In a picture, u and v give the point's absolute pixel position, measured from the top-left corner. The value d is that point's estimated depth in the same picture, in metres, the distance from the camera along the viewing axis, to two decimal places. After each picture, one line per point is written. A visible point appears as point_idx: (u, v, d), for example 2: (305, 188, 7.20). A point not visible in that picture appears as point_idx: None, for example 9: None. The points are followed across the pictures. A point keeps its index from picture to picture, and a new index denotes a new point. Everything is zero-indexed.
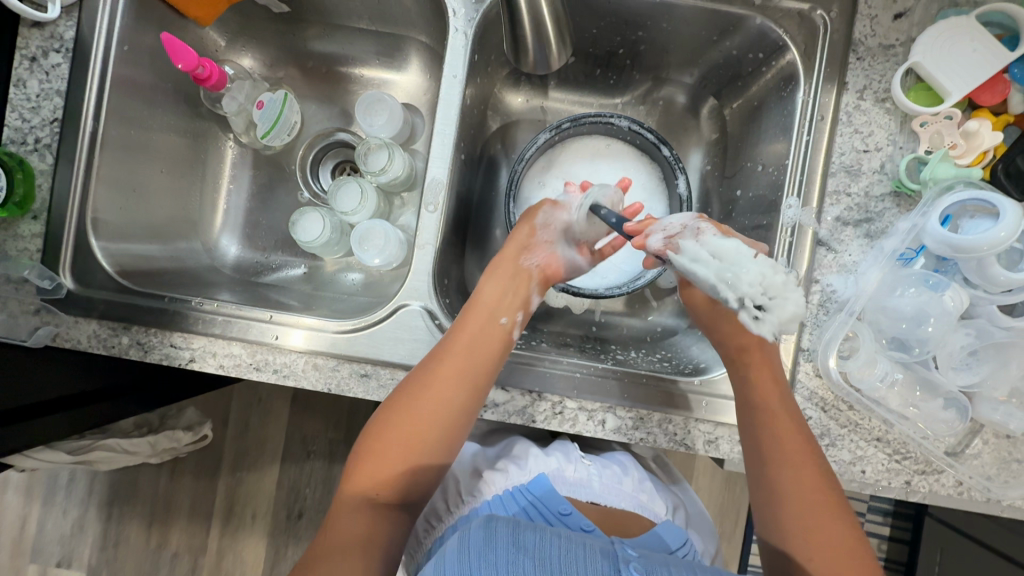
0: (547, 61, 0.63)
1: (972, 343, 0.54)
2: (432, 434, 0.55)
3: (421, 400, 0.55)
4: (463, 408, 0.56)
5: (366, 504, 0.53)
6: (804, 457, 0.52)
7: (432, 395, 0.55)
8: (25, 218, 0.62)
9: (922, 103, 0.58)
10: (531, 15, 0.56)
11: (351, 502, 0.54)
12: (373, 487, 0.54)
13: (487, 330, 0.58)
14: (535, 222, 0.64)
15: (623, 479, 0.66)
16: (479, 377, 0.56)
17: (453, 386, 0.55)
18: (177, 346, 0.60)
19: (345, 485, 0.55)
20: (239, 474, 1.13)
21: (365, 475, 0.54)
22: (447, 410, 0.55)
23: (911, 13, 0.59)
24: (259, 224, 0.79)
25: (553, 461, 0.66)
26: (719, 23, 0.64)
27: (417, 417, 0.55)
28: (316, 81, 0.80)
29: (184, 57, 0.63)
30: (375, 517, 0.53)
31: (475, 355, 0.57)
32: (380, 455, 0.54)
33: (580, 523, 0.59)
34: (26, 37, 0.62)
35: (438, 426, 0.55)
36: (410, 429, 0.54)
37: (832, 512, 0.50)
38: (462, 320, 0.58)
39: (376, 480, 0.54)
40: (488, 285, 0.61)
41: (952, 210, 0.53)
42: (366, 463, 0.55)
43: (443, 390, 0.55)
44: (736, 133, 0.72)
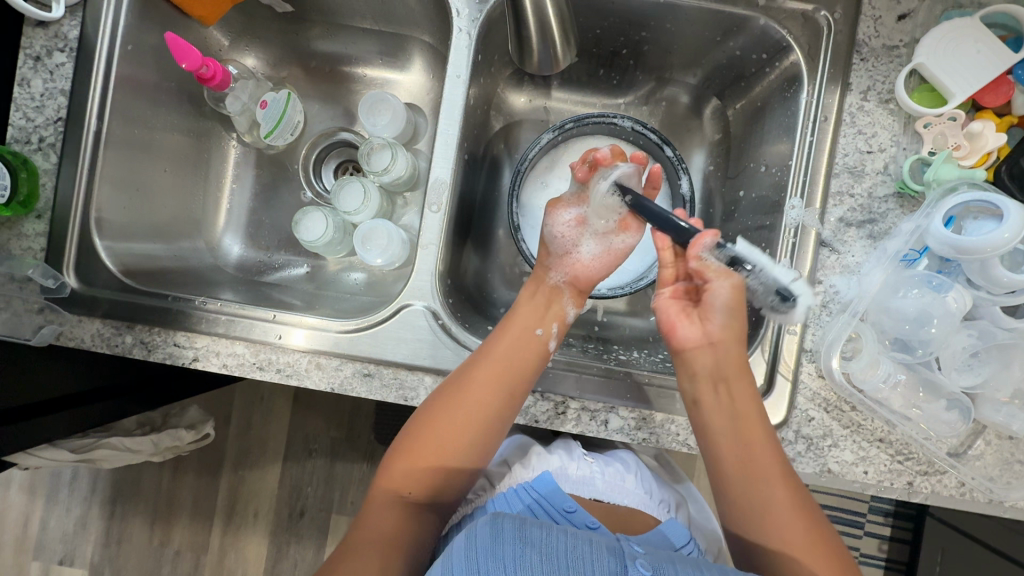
0: (551, 62, 0.62)
1: (975, 344, 0.54)
2: (466, 440, 0.57)
3: (458, 407, 0.56)
4: (498, 418, 0.57)
5: (395, 499, 0.56)
6: (769, 463, 0.53)
7: (466, 403, 0.56)
8: (29, 217, 0.62)
9: (926, 105, 0.58)
10: (537, 17, 0.56)
11: (382, 497, 0.56)
12: (404, 485, 0.56)
13: (522, 342, 0.59)
14: (555, 225, 0.64)
15: (625, 477, 0.66)
16: (514, 387, 0.57)
17: (488, 394, 0.56)
18: (180, 345, 0.60)
19: (379, 481, 0.57)
20: (241, 473, 1.13)
21: (399, 472, 0.57)
22: (482, 417, 0.56)
23: (915, 13, 0.59)
24: (262, 223, 0.79)
25: (555, 459, 0.66)
26: (723, 23, 0.64)
27: (454, 423, 0.56)
28: (319, 81, 0.80)
29: (188, 56, 0.63)
30: (401, 515, 0.55)
31: (511, 365, 0.58)
32: (414, 455, 0.57)
33: (585, 520, 0.59)
34: (30, 37, 0.62)
35: (473, 432, 0.57)
36: (444, 433, 0.56)
37: (799, 517, 0.51)
38: (501, 331, 0.60)
39: (407, 479, 0.56)
40: (524, 297, 0.63)
41: (956, 210, 0.53)
42: (400, 462, 0.57)
43: (478, 399, 0.56)
44: (739, 134, 0.72)
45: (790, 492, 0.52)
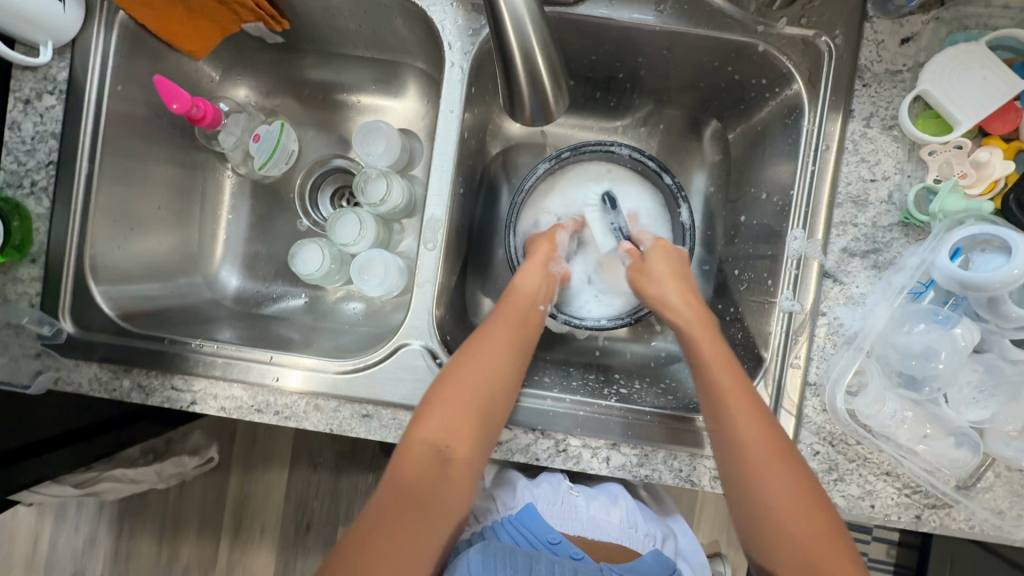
0: (545, 114, 0.51)
1: (982, 378, 0.53)
2: (494, 400, 0.56)
3: (481, 359, 0.58)
4: (514, 372, 0.59)
5: (434, 454, 0.53)
6: (761, 430, 0.52)
7: (492, 358, 0.58)
8: (24, 261, 0.61)
9: (930, 132, 0.56)
10: (527, 70, 0.46)
11: (420, 449, 0.53)
12: (444, 438, 0.54)
13: (530, 310, 0.63)
14: (554, 241, 0.68)
15: (611, 509, 0.66)
16: (528, 345, 0.62)
17: (506, 349, 0.59)
18: (178, 389, 0.60)
19: (414, 434, 0.54)
20: (246, 490, 1.13)
21: (434, 425, 0.54)
22: (506, 370, 0.58)
23: (918, 37, 0.57)
24: (259, 255, 0.78)
25: (541, 492, 0.67)
26: (721, 50, 0.62)
27: (482, 372, 0.57)
28: (313, 108, 0.79)
29: (178, 98, 0.63)
30: (444, 467, 0.53)
31: (524, 322, 0.62)
32: (450, 405, 0.55)
33: (570, 550, 0.59)
34: (19, 80, 0.61)
35: (500, 391, 0.57)
36: (477, 388, 0.56)
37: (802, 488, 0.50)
38: (506, 301, 0.64)
39: (447, 431, 0.54)
40: (530, 266, 0.65)
41: (963, 243, 0.51)
42: (435, 414, 0.55)
43: (498, 358, 0.58)
44: (739, 157, 0.70)
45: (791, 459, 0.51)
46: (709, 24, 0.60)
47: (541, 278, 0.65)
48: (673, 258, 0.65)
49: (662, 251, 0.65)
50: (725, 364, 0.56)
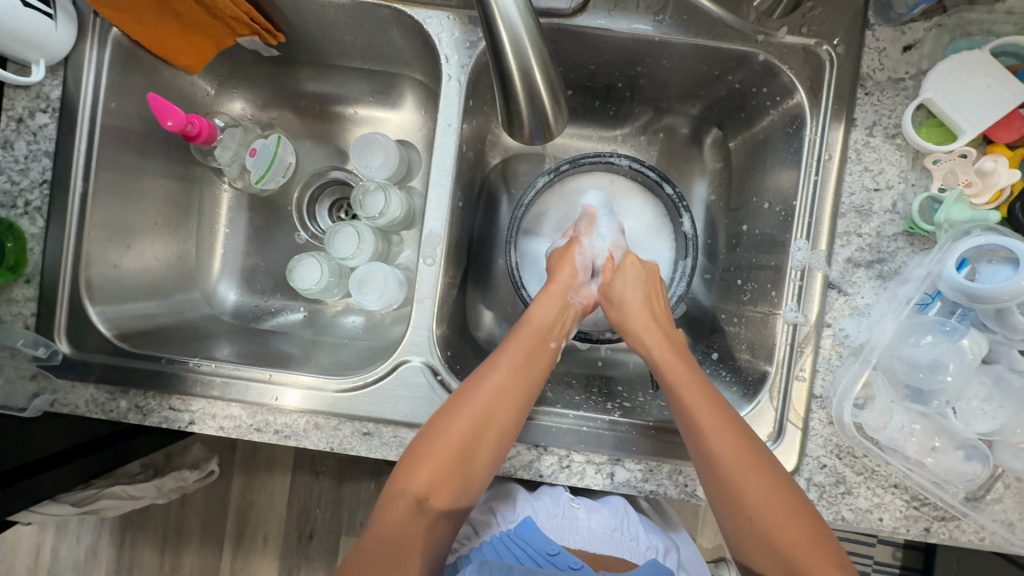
0: (544, 132, 0.51)
1: (990, 389, 0.53)
2: (479, 452, 0.54)
3: (470, 411, 0.55)
4: (513, 417, 0.56)
5: (415, 506, 0.53)
6: (733, 469, 0.51)
7: (484, 408, 0.55)
8: (18, 281, 0.61)
9: (934, 141, 0.56)
10: (525, 89, 0.45)
11: (401, 500, 0.53)
12: (425, 490, 0.53)
13: (536, 348, 0.60)
14: (574, 263, 0.65)
15: (611, 523, 0.66)
16: (528, 392, 0.57)
17: (500, 399, 0.56)
18: (176, 409, 0.59)
19: (396, 481, 0.54)
20: (248, 499, 1.12)
21: (419, 476, 0.53)
22: (499, 421, 0.55)
23: (920, 45, 0.57)
24: (257, 268, 0.77)
25: (541, 505, 0.66)
26: (722, 59, 0.62)
27: (470, 425, 0.54)
28: (310, 120, 0.79)
29: (172, 115, 0.62)
30: (424, 518, 0.53)
31: (526, 368, 0.58)
32: (433, 458, 0.53)
33: (569, 561, 0.60)
34: (12, 98, 0.61)
35: (491, 436, 0.55)
36: (462, 441, 0.53)
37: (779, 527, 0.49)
38: (515, 339, 0.60)
39: (428, 483, 0.53)
40: (539, 308, 0.62)
41: (969, 253, 0.51)
42: (420, 464, 0.53)
43: (494, 405, 0.55)
44: (740, 165, 0.70)
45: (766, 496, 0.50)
46: (708, 33, 0.60)
47: (555, 309, 0.63)
48: (642, 277, 0.64)
49: (630, 268, 0.65)
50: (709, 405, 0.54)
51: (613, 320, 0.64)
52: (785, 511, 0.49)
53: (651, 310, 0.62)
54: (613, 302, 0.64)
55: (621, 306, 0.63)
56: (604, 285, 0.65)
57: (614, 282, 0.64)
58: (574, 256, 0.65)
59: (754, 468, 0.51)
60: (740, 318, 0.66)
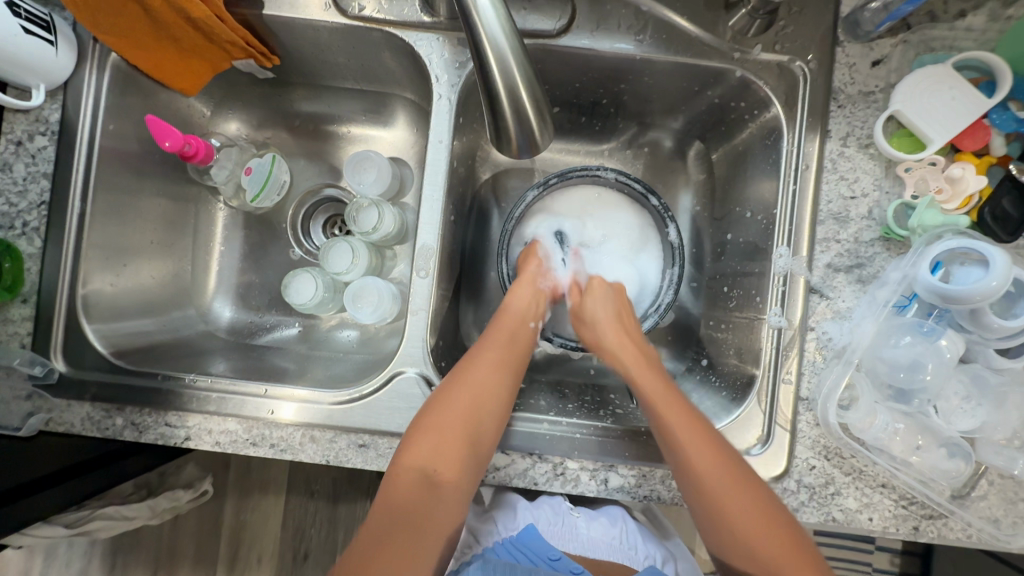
0: (531, 147, 0.52)
1: (969, 388, 0.55)
2: (483, 423, 0.57)
3: (468, 385, 0.58)
4: (506, 390, 0.60)
5: (423, 480, 0.54)
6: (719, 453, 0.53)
7: (480, 382, 0.59)
8: (15, 301, 0.62)
9: (906, 150, 0.58)
10: (512, 105, 0.47)
11: (408, 476, 0.54)
12: (431, 464, 0.54)
13: (518, 330, 0.65)
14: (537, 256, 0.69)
15: (611, 531, 0.67)
16: (516, 364, 0.62)
17: (494, 372, 0.60)
18: (172, 425, 0.60)
19: (401, 459, 0.54)
20: (242, 519, 1.11)
21: (424, 450, 0.54)
22: (497, 389, 0.59)
23: (888, 59, 0.59)
24: (253, 284, 0.78)
25: (541, 514, 0.66)
26: (701, 75, 0.64)
27: (471, 399, 0.57)
28: (304, 139, 0.80)
29: (170, 136, 0.63)
30: (431, 491, 0.54)
31: (512, 346, 0.63)
32: (438, 431, 0.55)
33: (569, 566, 0.60)
34: (12, 122, 0.62)
35: (492, 406, 0.58)
36: (468, 411, 0.56)
37: (764, 515, 0.51)
38: (497, 324, 0.65)
39: (435, 457, 0.54)
40: (516, 296, 0.66)
41: (943, 256, 0.53)
42: (426, 438, 0.55)
43: (490, 377, 0.59)
44: (723, 175, 0.72)
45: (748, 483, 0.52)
46: (688, 52, 0.62)
47: (531, 296, 0.67)
48: (611, 296, 0.67)
49: (597, 292, 0.67)
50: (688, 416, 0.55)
51: (585, 338, 0.67)
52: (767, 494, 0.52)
53: (620, 323, 0.65)
54: (587, 325, 0.66)
55: (591, 321, 0.66)
56: (576, 306, 0.68)
57: (583, 304, 0.67)
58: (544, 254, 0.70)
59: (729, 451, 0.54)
60: (728, 324, 0.68)
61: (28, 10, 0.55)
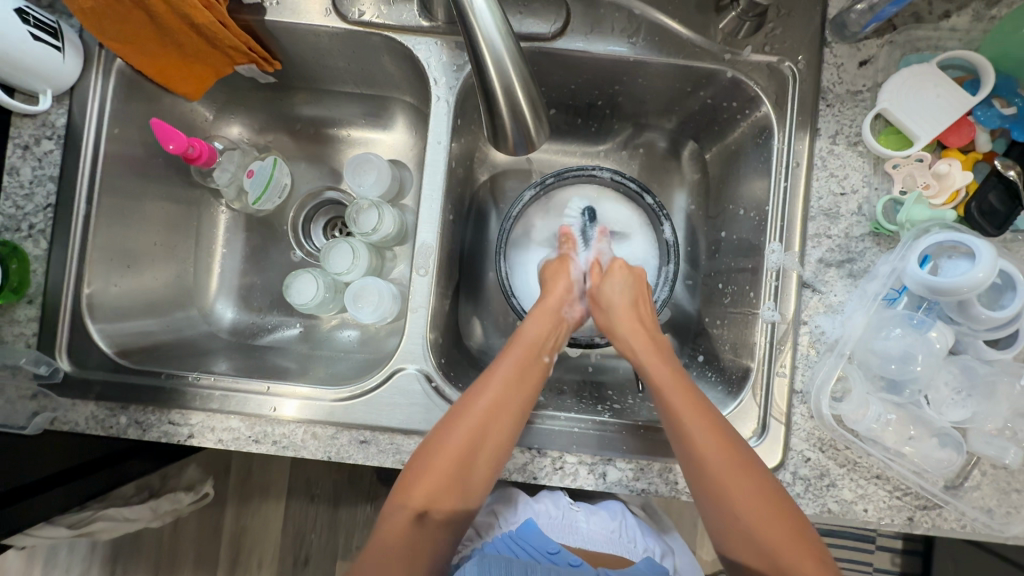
0: (527, 144, 0.54)
1: (959, 379, 0.55)
2: (478, 463, 0.55)
3: (466, 425, 0.56)
4: (508, 432, 0.57)
5: (416, 519, 0.54)
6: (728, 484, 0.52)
7: (480, 421, 0.56)
8: (20, 302, 0.63)
9: (893, 147, 0.60)
10: (508, 105, 0.49)
11: (403, 511, 0.55)
12: (426, 502, 0.54)
13: (531, 363, 0.62)
14: (568, 278, 0.69)
15: (610, 524, 0.67)
16: (524, 399, 0.59)
17: (497, 409, 0.57)
18: (175, 423, 0.61)
19: (399, 494, 0.55)
20: (243, 523, 1.11)
21: (420, 490, 0.54)
22: (497, 429, 0.57)
23: (875, 59, 0.61)
24: (254, 286, 0.79)
25: (541, 507, 0.68)
26: (693, 76, 0.66)
27: (467, 441, 0.55)
28: (305, 143, 0.82)
29: (174, 139, 0.65)
30: (426, 525, 0.55)
31: (520, 379, 0.60)
32: (433, 471, 0.55)
33: (569, 559, 0.60)
34: (18, 126, 0.63)
35: (491, 446, 0.56)
36: (461, 453, 0.55)
37: (783, 542, 0.50)
38: (509, 353, 0.62)
39: (428, 497, 0.54)
40: (529, 326, 0.64)
41: (930, 250, 0.54)
42: (421, 477, 0.54)
43: (492, 416, 0.57)
44: (717, 175, 0.73)
45: (764, 511, 0.51)
46: (680, 53, 0.64)
47: (549, 324, 0.65)
48: (629, 282, 0.66)
49: (620, 277, 0.67)
50: (714, 437, 0.54)
51: (597, 321, 0.67)
52: (785, 523, 0.51)
53: (637, 315, 0.64)
54: (598, 304, 0.67)
55: (608, 307, 0.66)
56: (594, 289, 0.68)
57: (601, 287, 0.67)
58: (570, 270, 0.69)
59: (743, 484, 0.52)
60: (723, 320, 0.69)
61: (36, 17, 0.57)
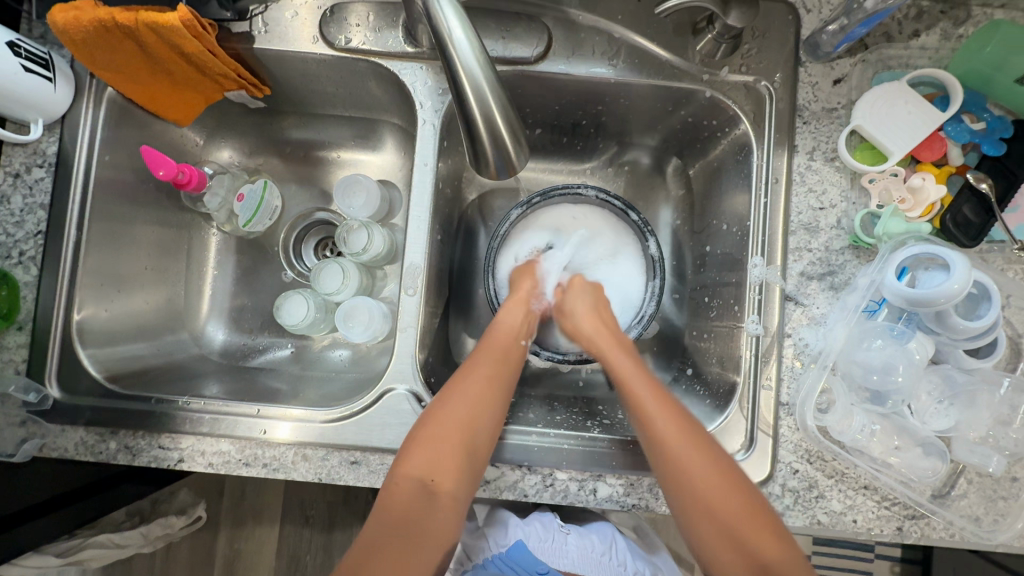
0: (509, 168, 0.55)
1: (940, 388, 0.57)
2: (478, 432, 0.56)
3: (456, 405, 0.57)
4: (497, 409, 0.59)
5: (422, 489, 0.54)
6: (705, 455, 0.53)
7: (470, 401, 0.57)
8: (11, 329, 0.63)
9: (868, 162, 0.61)
10: (489, 131, 0.50)
11: (408, 483, 0.54)
12: (430, 472, 0.54)
13: (512, 345, 0.64)
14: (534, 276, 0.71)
15: (600, 548, 0.68)
16: (507, 383, 0.61)
17: (486, 388, 0.59)
18: (165, 447, 0.61)
19: (402, 467, 0.54)
20: (237, 546, 1.10)
21: (421, 459, 0.54)
22: (484, 410, 0.58)
23: (848, 78, 0.63)
24: (245, 307, 0.79)
25: (531, 530, 0.68)
26: (673, 96, 0.67)
27: (462, 416, 0.56)
28: (296, 165, 0.83)
29: (164, 164, 0.66)
30: (427, 499, 0.54)
31: (501, 367, 0.62)
32: (434, 440, 0.55)
33: None
34: (10, 155, 0.64)
35: (487, 414, 0.58)
36: (462, 421, 0.56)
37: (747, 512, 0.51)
38: (485, 343, 0.64)
39: (433, 466, 0.54)
40: (506, 315, 0.66)
41: (907, 262, 0.55)
42: (421, 449, 0.55)
43: (482, 394, 0.58)
44: (701, 190, 0.75)
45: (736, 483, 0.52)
46: (659, 74, 0.66)
47: (523, 313, 0.67)
48: (590, 293, 0.69)
49: (576, 288, 0.70)
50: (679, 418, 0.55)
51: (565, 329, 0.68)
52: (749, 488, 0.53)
53: (599, 317, 0.66)
54: (564, 316, 0.68)
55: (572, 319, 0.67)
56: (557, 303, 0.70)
57: (564, 300, 0.69)
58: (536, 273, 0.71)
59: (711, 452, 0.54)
60: (709, 333, 0.70)
61: (28, 50, 0.58)
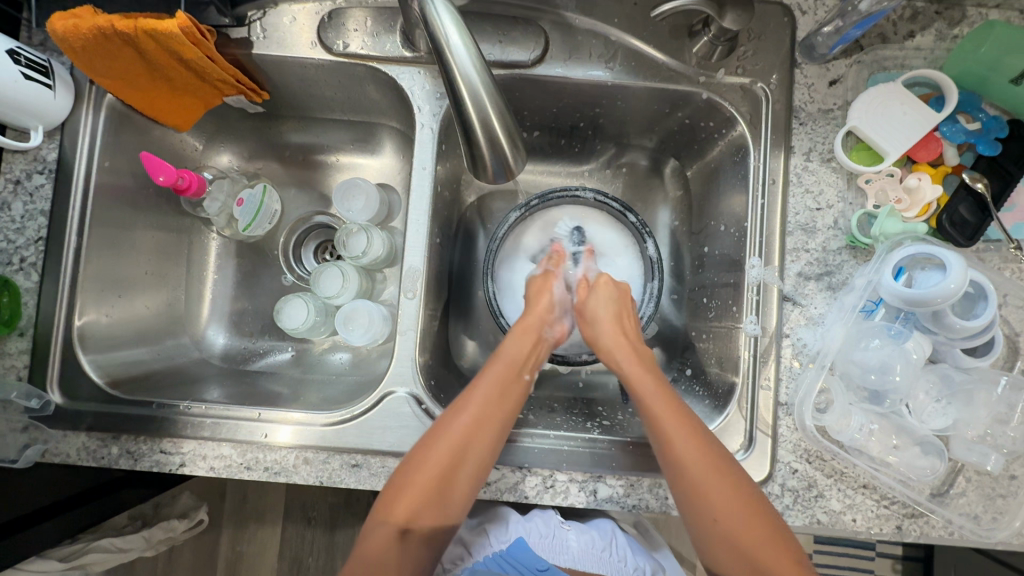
0: (506, 172, 0.55)
1: (938, 387, 0.57)
2: (462, 472, 0.56)
3: (446, 443, 0.56)
4: (490, 443, 0.57)
5: (399, 536, 0.54)
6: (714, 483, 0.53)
7: (461, 440, 0.56)
8: (12, 335, 0.63)
9: (865, 163, 0.61)
10: (485, 136, 0.50)
11: (382, 530, 0.55)
12: (408, 519, 0.54)
13: (512, 384, 0.61)
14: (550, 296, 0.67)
15: (600, 544, 0.68)
16: (505, 416, 0.59)
17: (479, 426, 0.57)
18: (167, 451, 0.61)
19: (380, 510, 0.55)
20: (239, 548, 1.10)
21: (403, 504, 0.54)
22: (480, 447, 0.57)
23: (844, 79, 0.63)
24: (246, 311, 0.80)
25: (532, 526, 0.68)
26: (670, 98, 0.68)
27: (451, 456, 0.55)
28: (295, 169, 0.83)
29: (164, 170, 0.66)
30: (406, 542, 0.55)
31: (502, 398, 0.60)
32: (415, 485, 0.54)
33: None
34: (10, 162, 0.64)
35: (476, 454, 0.56)
36: (445, 463, 0.55)
37: (750, 537, 0.51)
38: (490, 371, 0.61)
39: (410, 511, 0.54)
40: (510, 344, 0.63)
41: (904, 262, 0.56)
42: (404, 495, 0.54)
43: (474, 432, 0.56)
44: (699, 191, 0.75)
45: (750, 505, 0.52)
46: (656, 77, 0.66)
47: (531, 343, 0.64)
48: (614, 296, 0.66)
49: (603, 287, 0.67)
50: (693, 447, 0.54)
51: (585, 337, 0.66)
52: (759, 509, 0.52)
53: (621, 326, 0.64)
54: (586, 321, 0.66)
55: (593, 321, 0.65)
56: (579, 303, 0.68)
57: (587, 299, 0.67)
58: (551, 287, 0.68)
59: (721, 480, 0.53)
60: (708, 333, 0.70)
61: (28, 58, 0.58)
